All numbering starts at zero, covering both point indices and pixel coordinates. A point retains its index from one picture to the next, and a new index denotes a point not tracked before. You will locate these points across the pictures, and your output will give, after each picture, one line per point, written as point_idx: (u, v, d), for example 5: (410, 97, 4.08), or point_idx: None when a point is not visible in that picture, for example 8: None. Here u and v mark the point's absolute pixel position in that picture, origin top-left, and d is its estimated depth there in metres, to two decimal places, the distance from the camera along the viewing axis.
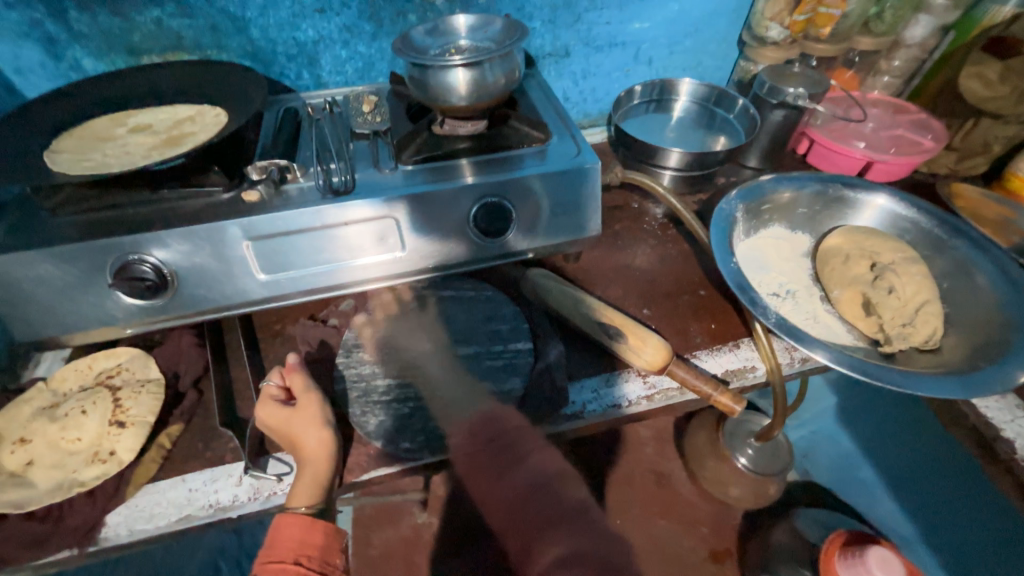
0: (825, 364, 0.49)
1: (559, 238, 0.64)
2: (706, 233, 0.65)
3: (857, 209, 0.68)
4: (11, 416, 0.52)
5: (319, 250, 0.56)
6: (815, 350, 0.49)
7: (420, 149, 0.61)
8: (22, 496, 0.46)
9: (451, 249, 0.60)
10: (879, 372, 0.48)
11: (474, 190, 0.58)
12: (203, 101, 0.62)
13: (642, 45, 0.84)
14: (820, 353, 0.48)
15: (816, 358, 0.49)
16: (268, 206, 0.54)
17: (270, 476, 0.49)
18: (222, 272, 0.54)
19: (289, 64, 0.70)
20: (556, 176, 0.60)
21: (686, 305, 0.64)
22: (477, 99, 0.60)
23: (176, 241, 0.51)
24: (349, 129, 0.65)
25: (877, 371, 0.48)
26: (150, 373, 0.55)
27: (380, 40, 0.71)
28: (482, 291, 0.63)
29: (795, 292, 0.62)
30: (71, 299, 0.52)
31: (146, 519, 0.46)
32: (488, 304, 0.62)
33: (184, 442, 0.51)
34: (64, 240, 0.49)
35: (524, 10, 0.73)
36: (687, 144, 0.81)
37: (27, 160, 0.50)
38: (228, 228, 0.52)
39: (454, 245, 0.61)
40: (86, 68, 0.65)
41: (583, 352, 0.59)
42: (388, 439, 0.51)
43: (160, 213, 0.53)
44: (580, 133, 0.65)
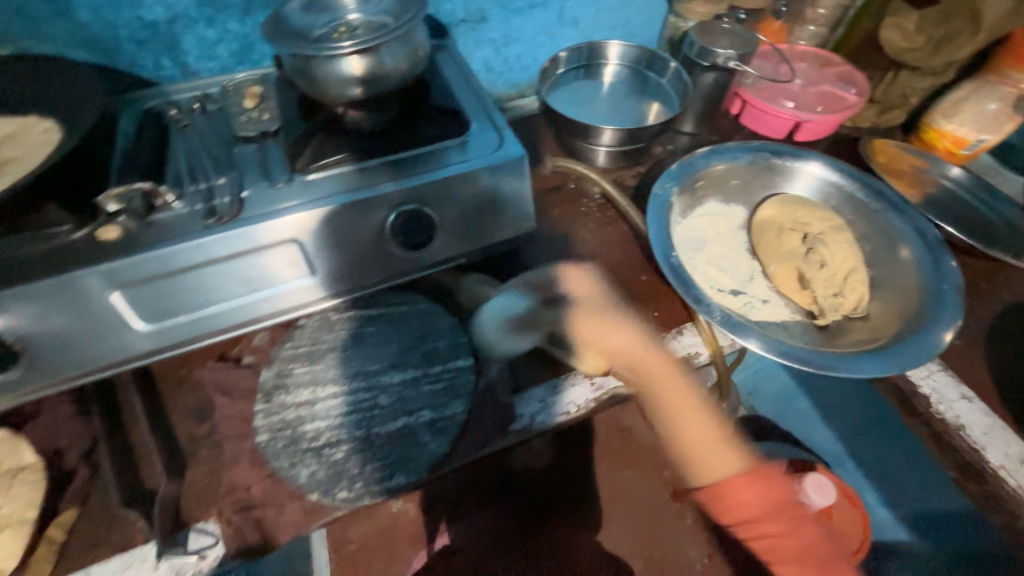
0: (759, 353, 0.49)
1: (489, 240, 0.58)
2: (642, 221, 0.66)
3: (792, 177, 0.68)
4: None
5: (188, 300, 0.48)
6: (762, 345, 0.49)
7: (318, 154, 0.52)
8: None
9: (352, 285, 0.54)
10: (810, 355, 0.49)
11: (388, 198, 0.51)
12: (20, 117, 0.50)
13: (565, 3, 0.76)
14: (752, 342, 0.49)
15: (752, 349, 0.49)
16: (135, 242, 0.45)
17: (191, 554, 0.43)
18: (81, 321, 0.44)
19: (142, 52, 0.58)
20: (478, 173, 0.53)
21: (628, 293, 0.62)
22: (379, 89, 0.52)
23: (17, 303, 0.42)
24: (231, 131, 0.55)
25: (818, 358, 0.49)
26: (27, 457, 0.46)
27: (254, 14, 0.60)
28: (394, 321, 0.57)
29: (744, 287, 0.60)
30: None
31: None
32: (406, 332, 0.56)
33: (80, 531, 0.44)
34: None
35: None
36: (620, 114, 0.76)
37: None
38: (86, 279, 0.43)
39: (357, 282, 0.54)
40: None
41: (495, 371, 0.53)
42: (324, 489, 0.46)
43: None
44: (502, 119, 0.58)
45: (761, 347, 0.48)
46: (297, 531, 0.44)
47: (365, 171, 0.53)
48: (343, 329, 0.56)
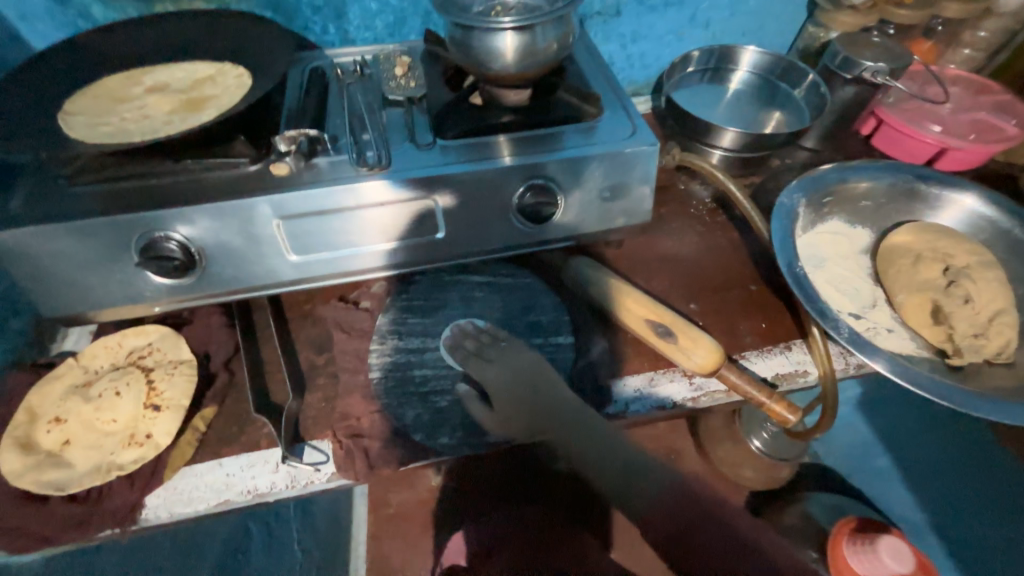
0: (882, 375, 0.47)
1: (602, 226, 0.59)
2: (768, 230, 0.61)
3: (939, 206, 0.64)
4: (43, 394, 0.49)
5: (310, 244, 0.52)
6: (887, 367, 0.47)
7: (460, 122, 0.56)
8: (62, 477, 0.44)
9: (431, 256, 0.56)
10: (939, 388, 0.46)
11: (521, 170, 0.53)
12: (216, 62, 0.57)
13: (702, 4, 0.75)
14: (878, 362, 0.47)
15: (877, 370, 0.47)
16: (298, 180, 0.50)
17: (307, 466, 0.47)
18: (246, 243, 0.50)
19: (314, 16, 0.65)
20: (609, 158, 0.54)
21: (734, 301, 0.60)
22: (526, 68, 0.54)
23: (204, 218, 0.48)
24: (381, 94, 0.60)
25: (947, 390, 0.46)
26: (182, 355, 0.52)
27: None
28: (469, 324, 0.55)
29: (868, 312, 0.56)
30: (99, 274, 0.49)
31: (185, 502, 0.46)
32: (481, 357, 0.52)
33: (218, 426, 0.50)
34: (86, 214, 0.46)
35: None
36: (742, 121, 0.74)
37: (34, 120, 0.47)
38: (258, 206, 0.49)
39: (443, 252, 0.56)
40: (95, 17, 0.59)
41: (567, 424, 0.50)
42: (427, 432, 0.49)
43: (192, 184, 0.50)
44: (637, 109, 0.58)
45: (891, 371, 0.47)
46: (399, 465, 0.48)
47: (502, 144, 0.55)
48: (454, 290, 0.59)
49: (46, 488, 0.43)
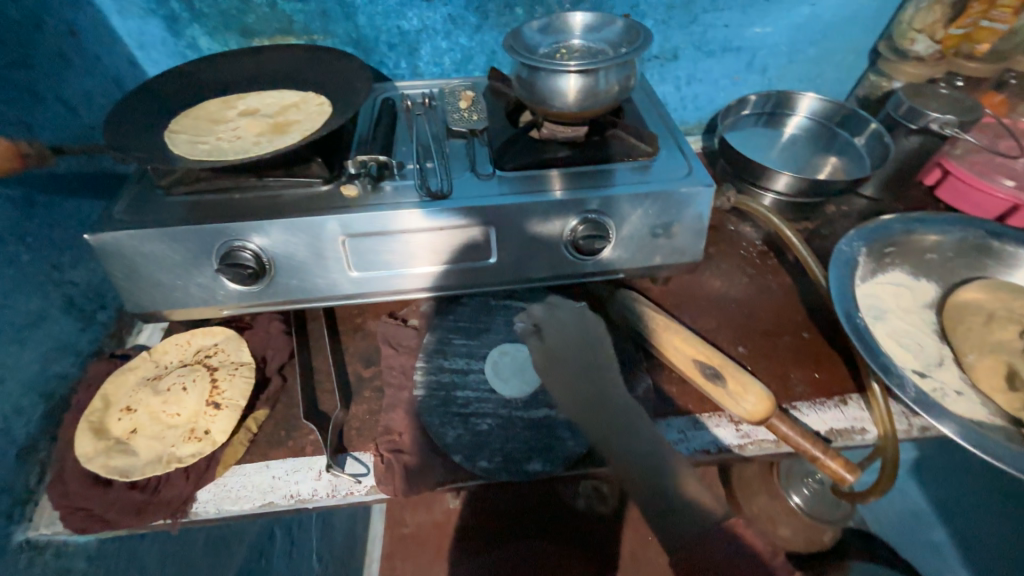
0: (950, 439, 0.44)
1: (651, 262, 0.60)
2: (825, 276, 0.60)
3: (1014, 265, 0.61)
4: (118, 383, 0.53)
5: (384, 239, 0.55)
6: (956, 431, 0.44)
7: (519, 155, 0.58)
8: (127, 464, 0.47)
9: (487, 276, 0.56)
10: (1013, 459, 0.43)
11: (576, 203, 0.54)
12: (301, 91, 0.62)
13: (760, 51, 0.76)
14: (946, 424, 0.44)
15: (944, 433, 0.44)
16: (366, 201, 0.54)
17: (348, 476, 0.49)
18: (313, 257, 0.54)
19: (389, 53, 0.70)
20: (662, 196, 0.55)
21: (787, 348, 0.58)
22: (586, 108, 0.56)
23: (277, 230, 0.52)
24: (445, 125, 0.64)
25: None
26: (243, 357, 0.55)
27: (482, 33, 0.69)
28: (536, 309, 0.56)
29: (933, 371, 0.53)
30: (181, 276, 0.53)
31: (232, 500, 0.48)
32: (540, 341, 0.53)
33: (269, 428, 0.52)
34: (178, 221, 0.51)
35: (639, 8, 0.68)
36: (798, 165, 0.74)
37: (145, 136, 0.53)
38: (327, 223, 0.52)
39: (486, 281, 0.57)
40: (201, 47, 0.66)
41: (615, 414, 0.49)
42: (466, 454, 0.49)
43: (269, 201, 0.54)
44: (693, 150, 0.59)
45: (961, 436, 0.43)
46: (437, 484, 0.48)
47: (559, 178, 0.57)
48: (500, 315, 0.60)
49: (112, 472, 0.46)
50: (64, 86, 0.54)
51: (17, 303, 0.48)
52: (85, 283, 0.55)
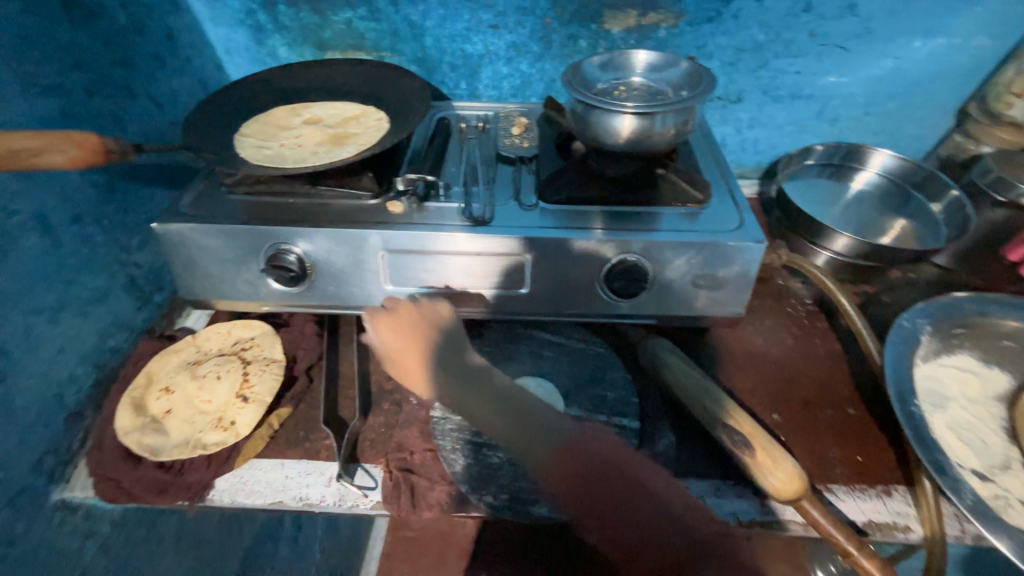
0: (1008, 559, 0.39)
1: (687, 310, 0.57)
2: (878, 350, 0.55)
3: None
4: (162, 363, 0.56)
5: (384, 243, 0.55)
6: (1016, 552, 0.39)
7: (563, 187, 0.58)
8: (157, 443, 0.50)
9: (438, 310, 0.53)
10: None
11: (615, 244, 0.53)
12: (363, 105, 0.65)
13: (832, 100, 0.72)
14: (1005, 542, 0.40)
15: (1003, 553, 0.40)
16: (408, 219, 0.55)
17: (356, 487, 0.49)
18: (352, 266, 0.55)
19: (450, 73, 0.72)
20: (708, 246, 0.52)
21: (827, 423, 0.53)
22: (638, 147, 0.55)
23: (321, 239, 0.54)
24: (495, 149, 0.65)
25: None
26: (275, 354, 0.57)
27: (543, 61, 0.70)
28: (445, 312, 0.53)
29: (996, 475, 0.47)
30: (230, 270, 0.56)
31: (245, 493, 0.49)
32: (398, 351, 0.51)
33: (290, 426, 0.54)
34: (234, 220, 0.54)
35: (706, 49, 0.67)
36: (860, 225, 0.69)
37: (218, 137, 0.57)
38: (369, 237, 0.53)
39: (449, 308, 0.54)
40: (279, 56, 0.71)
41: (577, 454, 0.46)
42: (473, 486, 0.48)
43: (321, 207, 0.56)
44: (746, 200, 0.57)
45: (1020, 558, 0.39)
46: (440, 511, 0.48)
47: (602, 215, 0.56)
48: (525, 345, 0.59)
49: (144, 450, 0.49)
50: (156, 85, 0.60)
51: (87, 280, 0.52)
52: (148, 265, 0.60)
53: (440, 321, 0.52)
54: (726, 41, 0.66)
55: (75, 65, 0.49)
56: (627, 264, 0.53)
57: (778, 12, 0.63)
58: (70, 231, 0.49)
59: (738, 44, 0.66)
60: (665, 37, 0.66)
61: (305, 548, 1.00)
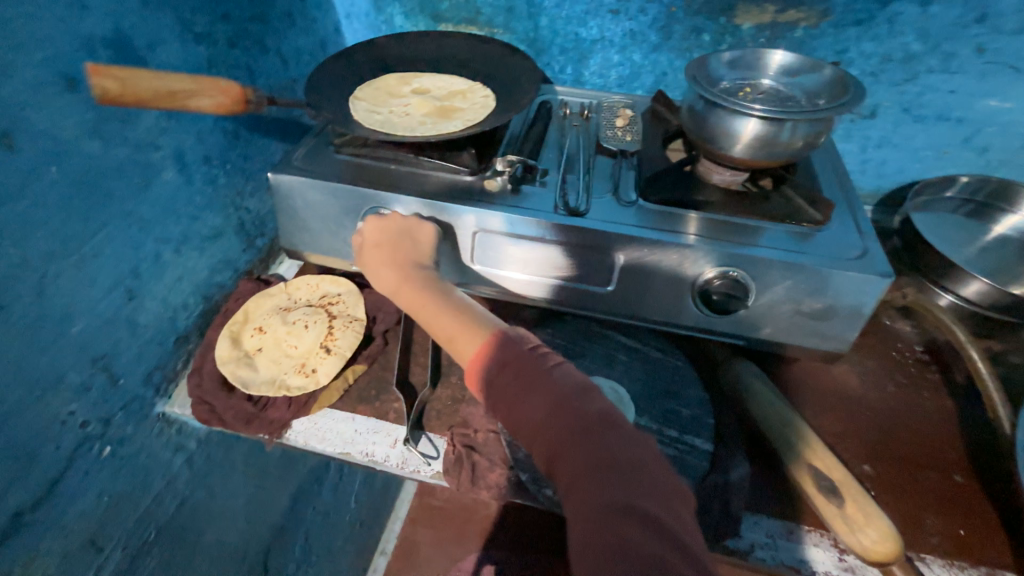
0: None
1: (780, 336, 0.54)
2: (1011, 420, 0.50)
3: None
4: (257, 304, 0.60)
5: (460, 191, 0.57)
6: None
7: (667, 188, 0.55)
8: (248, 377, 0.54)
9: (410, 223, 0.53)
10: None
11: (718, 255, 0.50)
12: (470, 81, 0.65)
13: (986, 127, 0.63)
14: None
15: None
16: (503, 199, 0.55)
17: (419, 454, 0.50)
18: (442, 239, 0.56)
19: (559, 56, 0.70)
20: (822, 272, 0.48)
21: (927, 485, 0.48)
22: (758, 155, 0.51)
23: (418, 209, 0.55)
24: (596, 139, 0.63)
25: None
26: (358, 312, 0.60)
27: (658, 53, 0.66)
28: (416, 224, 0.53)
29: None
30: (328, 227, 0.59)
31: (318, 439, 0.52)
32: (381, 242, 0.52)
33: (363, 384, 0.56)
34: (340, 179, 0.56)
35: (847, 55, 0.60)
36: (998, 273, 0.61)
37: (334, 97, 0.59)
38: (464, 213, 0.54)
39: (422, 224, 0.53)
40: (395, 24, 0.72)
41: (611, 480, 0.34)
42: (534, 476, 0.48)
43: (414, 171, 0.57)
44: (872, 228, 0.51)
45: None
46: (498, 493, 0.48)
47: (706, 223, 0.53)
48: (599, 344, 0.58)
49: (236, 381, 0.53)
50: (285, 42, 0.63)
51: (207, 218, 0.56)
52: (255, 211, 0.64)
53: (409, 231, 0.52)
54: (873, 48, 0.59)
55: (224, 16, 0.53)
56: (727, 283, 0.50)
57: (944, 19, 0.56)
58: (200, 170, 0.54)
59: (885, 53, 0.59)
60: (801, 38, 0.60)
61: (345, 495, 1.06)
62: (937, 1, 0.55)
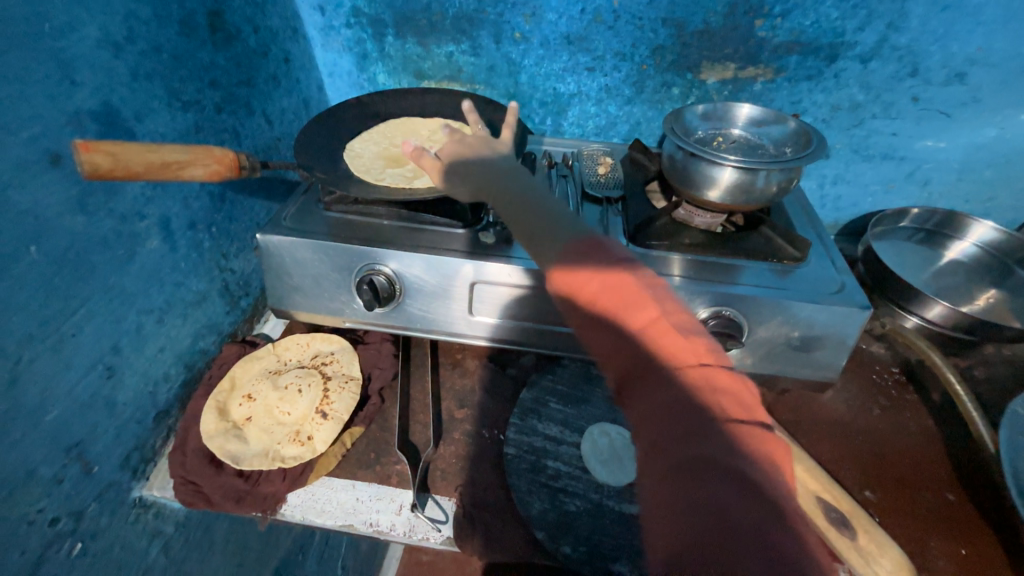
0: None
1: (772, 369, 0.56)
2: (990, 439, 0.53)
3: None
4: (243, 369, 0.58)
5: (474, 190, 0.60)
6: None
7: (654, 233, 0.58)
8: (238, 450, 0.50)
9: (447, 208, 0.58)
10: None
11: (710, 296, 0.52)
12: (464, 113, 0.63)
13: (925, 165, 0.70)
14: None
15: None
16: (500, 250, 0.55)
17: (427, 520, 0.48)
18: (439, 292, 0.56)
19: (538, 109, 0.73)
20: (802, 307, 0.51)
21: (926, 506, 0.50)
22: (736, 201, 0.54)
23: (415, 264, 0.55)
24: (582, 187, 0.65)
25: None
26: (353, 371, 0.58)
27: (632, 105, 0.71)
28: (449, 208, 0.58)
29: None
30: (321, 284, 0.58)
31: (317, 512, 0.49)
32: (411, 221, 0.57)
33: (361, 447, 0.54)
34: (333, 238, 0.55)
35: (801, 104, 0.66)
36: (952, 295, 0.67)
37: (322, 157, 0.59)
38: (462, 265, 0.54)
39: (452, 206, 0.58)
40: (377, 82, 0.74)
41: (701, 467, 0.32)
42: (550, 534, 0.47)
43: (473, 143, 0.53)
44: (845, 265, 0.55)
45: None
46: (512, 556, 0.46)
47: (696, 265, 0.55)
48: (600, 387, 0.59)
49: (225, 456, 0.50)
50: (269, 102, 0.63)
51: (190, 283, 0.54)
52: (240, 271, 0.62)
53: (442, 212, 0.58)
54: (823, 98, 0.65)
55: (211, 83, 0.53)
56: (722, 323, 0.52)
57: (882, 74, 0.63)
58: (185, 236, 0.52)
59: (835, 103, 0.66)
60: (761, 90, 0.66)
61: (329, 560, 0.98)
62: (875, 58, 0.62)
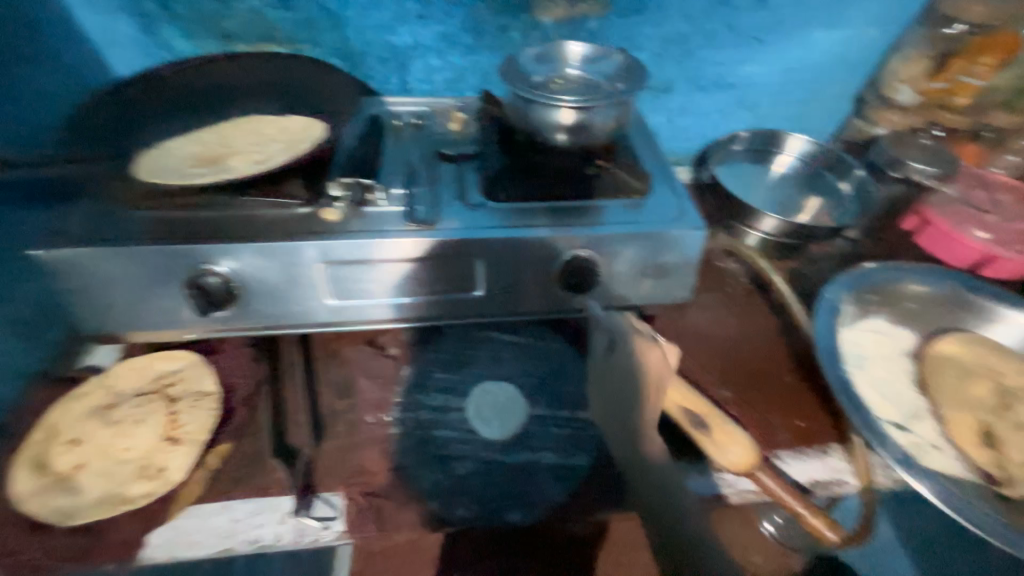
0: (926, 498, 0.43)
1: (638, 298, 0.59)
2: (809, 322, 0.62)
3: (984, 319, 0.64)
4: (66, 411, 0.50)
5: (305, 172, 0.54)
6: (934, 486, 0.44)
7: (511, 184, 0.56)
8: (69, 504, 0.44)
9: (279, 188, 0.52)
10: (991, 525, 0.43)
11: (569, 241, 0.52)
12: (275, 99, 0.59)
13: (749, 89, 0.76)
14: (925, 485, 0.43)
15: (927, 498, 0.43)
16: (347, 227, 0.51)
17: (316, 521, 0.45)
18: (287, 282, 0.51)
19: (377, 67, 0.67)
20: (648, 237, 0.54)
21: (770, 392, 0.58)
22: (579, 139, 0.56)
23: (249, 255, 0.48)
24: (434, 148, 0.62)
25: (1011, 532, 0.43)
26: (207, 386, 0.52)
27: (475, 53, 0.67)
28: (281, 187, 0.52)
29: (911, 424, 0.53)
30: (142, 297, 0.49)
31: (186, 546, 0.43)
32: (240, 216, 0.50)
33: (232, 464, 0.49)
34: (140, 241, 0.47)
35: (634, 40, 0.68)
36: (781, 206, 0.75)
37: None
38: (304, 250, 0.49)
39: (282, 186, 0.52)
40: (176, 50, 0.63)
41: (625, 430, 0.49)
42: (445, 501, 0.47)
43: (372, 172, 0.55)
44: (686, 191, 0.58)
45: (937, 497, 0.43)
46: (409, 532, 0.45)
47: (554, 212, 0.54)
48: (484, 347, 0.59)
49: (53, 515, 0.43)
50: None
51: None
52: None
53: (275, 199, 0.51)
54: (653, 31, 0.67)
55: None
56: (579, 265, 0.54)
57: (699, 4, 0.66)
58: None
59: (664, 36, 0.68)
60: (596, 28, 0.66)
61: None
62: None
